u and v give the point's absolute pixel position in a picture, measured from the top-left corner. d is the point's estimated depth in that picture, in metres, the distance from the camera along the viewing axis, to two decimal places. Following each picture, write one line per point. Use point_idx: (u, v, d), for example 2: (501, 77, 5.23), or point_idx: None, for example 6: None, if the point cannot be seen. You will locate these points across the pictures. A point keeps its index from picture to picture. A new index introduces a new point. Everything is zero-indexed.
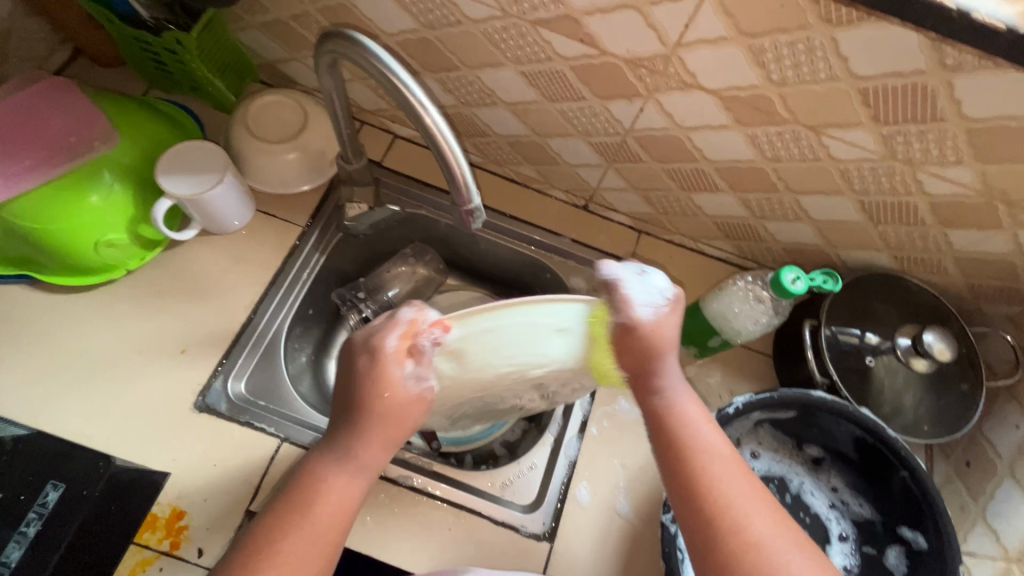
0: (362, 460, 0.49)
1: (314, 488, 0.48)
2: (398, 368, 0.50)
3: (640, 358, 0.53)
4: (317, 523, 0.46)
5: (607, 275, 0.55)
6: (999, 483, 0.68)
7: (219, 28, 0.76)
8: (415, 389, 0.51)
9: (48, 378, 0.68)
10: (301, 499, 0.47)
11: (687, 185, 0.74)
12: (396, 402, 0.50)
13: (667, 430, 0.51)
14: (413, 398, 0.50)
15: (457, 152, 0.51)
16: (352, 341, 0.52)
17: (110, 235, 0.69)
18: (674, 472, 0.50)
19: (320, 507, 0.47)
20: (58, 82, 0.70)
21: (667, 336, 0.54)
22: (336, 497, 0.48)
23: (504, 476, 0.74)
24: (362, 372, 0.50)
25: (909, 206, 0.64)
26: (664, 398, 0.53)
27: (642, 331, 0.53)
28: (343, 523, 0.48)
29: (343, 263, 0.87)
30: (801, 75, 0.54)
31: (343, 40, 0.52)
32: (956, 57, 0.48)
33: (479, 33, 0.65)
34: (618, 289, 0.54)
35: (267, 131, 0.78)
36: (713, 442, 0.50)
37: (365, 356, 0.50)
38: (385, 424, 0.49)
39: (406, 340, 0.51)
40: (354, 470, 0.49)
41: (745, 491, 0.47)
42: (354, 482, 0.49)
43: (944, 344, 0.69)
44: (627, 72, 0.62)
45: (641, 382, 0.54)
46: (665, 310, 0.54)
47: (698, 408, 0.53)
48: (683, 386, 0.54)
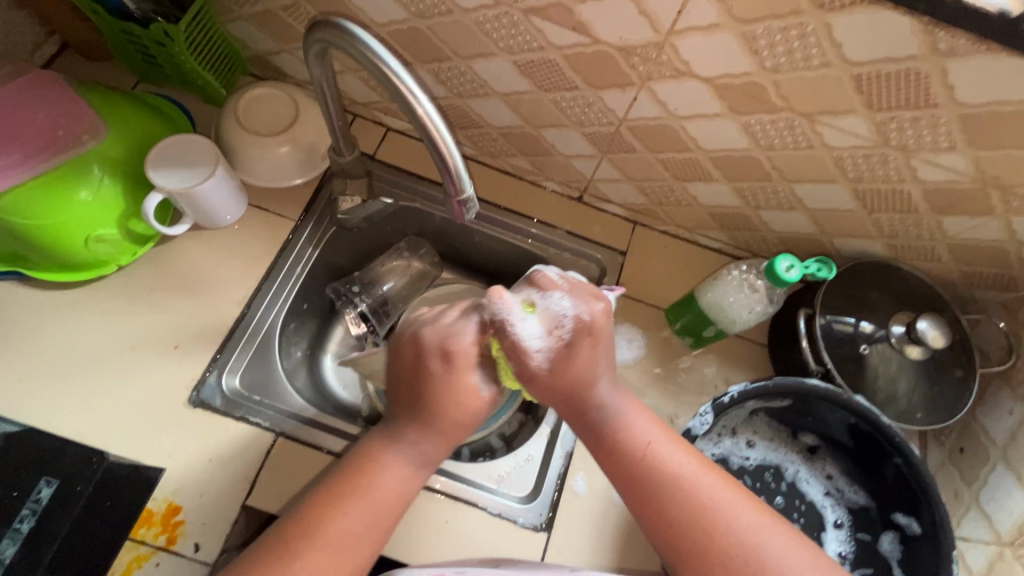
0: (425, 453, 0.52)
1: (374, 474, 0.50)
2: (475, 372, 0.53)
3: (572, 384, 0.54)
4: (374, 508, 0.49)
5: (495, 310, 0.54)
6: (992, 469, 0.69)
7: (208, 20, 0.75)
8: (488, 393, 0.54)
9: (39, 376, 0.68)
10: (361, 484, 0.50)
11: (681, 174, 0.73)
12: (468, 406, 0.53)
13: (618, 453, 0.52)
14: (485, 400, 0.54)
15: (448, 141, 0.51)
16: (421, 340, 0.54)
17: (100, 230, 0.69)
18: (636, 493, 0.51)
19: (377, 492, 0.49)
20: (44, 75, 0.69)
21: (577, 369, 0.54)
22: (393, 484, 0.50)
23: (499, 468, 0.75)
24: (436, 373, 0.53)
25: (903, 193, 0.64)
26: (608, 421, 0.54)
27: (551, 369, 0.54)
28: (395, 511, 0.50)
29: (336, 257, 0.86)
30: (794, 62, 0.54)
31: (332, 28, 0.51)
32: (949, 42, 0.48)
33: (470, 22, 0.65)
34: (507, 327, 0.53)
35: (258, 124, 0.77)
36: (664, 449, 0.52)
37: (439, 359, 0.53)
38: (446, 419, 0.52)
39: (481, 346, 0.54)
40: (412, 460, 0.51)
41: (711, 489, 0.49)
42: (410, 473, 0.51)
43: (938, 331, 0.69)
44: (620, 61, 0.61)
45: (580, 410, 0.54)
46: (557, 342, 0.54)
47: (643, 420, 0.54)
48: (623, 402, 0.55)
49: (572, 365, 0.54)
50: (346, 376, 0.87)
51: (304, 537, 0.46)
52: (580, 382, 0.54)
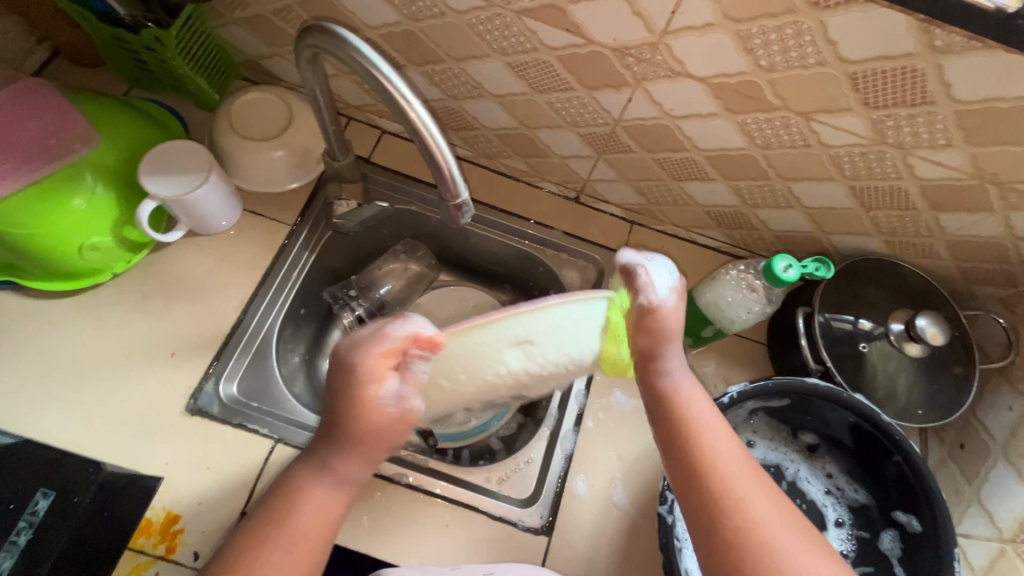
0: (339, 473, 0.48)
1: (295, 505, 0.47)
2: (376, 387, 0.46)
3: (650, 342, 0.54)
4: (298, 539, 0.46)
5: (625, 261, 0.57)
6: (993, 465, 0.69)
7: (200, 26, 0.75)
8: (394, 409, 0.47)
9: (36, 385, 0.67)
10: (282, 517, 0.46)
11: (677, 174, 0.73)
12: (370, 424, 0.46)
13: (669, 414, 0.52)
14: (390, 418, 0.47)
15: (442, 146, 0.50)
16: (334, 352, 0.49)
17: (93, 238, 0.68)
18: (680, 454, 0.50)
19: (297, 523, 0.46)
20: (33, 83, 0.68)
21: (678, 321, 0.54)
22: (317, 509, 0.47)
23: (501, 470, 0.74)
24: (340, 387, 0.47)
25: (900, 190, 0.64)
26: (670, 386, 0.54)
27: (655, 314, 0.53)
28: (322, 540, 0.47)
29: (333, 261, 0.86)
30: (789, 61, 0.54)
31: (323, 33, 0.51)
32: (945, 39, 0.48)
33: (463, 24, 0.64)
34: (637, 275, 0.55)
35: (252, 129, 0.77)
36: (712, 424, 0.52)
37: (343, 371, 0.47)
38: (357, 443, 0.47)
39: (390, 357, 0.47)
40: (329, 483, 0.48)
41: (747, 474, 0.48)
42: (331, 495, 0.48)
43: (937, 328, 0.68)
44: (614, 61, 0.61)
45: (645, 367, 0.55)
46: (674, 290, 0.55)
47: (701, 393, 0.54)
48: (688, 376, 0.55)
49: (671, 319, 0.54)
50: None
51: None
52: (662, 337, 0.54)
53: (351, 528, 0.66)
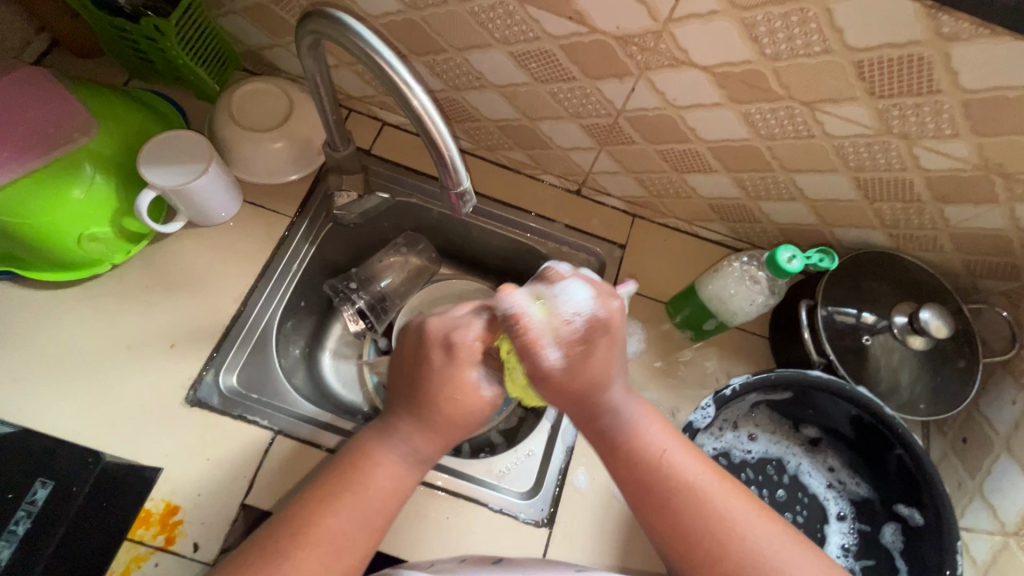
0: (418, 446, 0.53)
1: (367, 469, 0.51)
2: (476, 370, 0.52)
3: (582, 392, 0.53)
4: (369, 505, 0.50)
5: (506, 308, 0.53)
6: (996, 458, 0.68)
7: (201, 16, 0.74)
8: (488, 392, 0.53)
9: (35, 376, 0.67)
10: (353, 484, 0.50)
11: (680, 166, 0.73)
12: (466, 403, 0.52)
13: (626, 461, 0.53)
14: (484, 399, 0.53)
15: (444, 134, 0.50)
16: (426, 330, 0.53)
17: (92, 229, 0.68)
18: (648, 496, 0.51)
19: (370, 489, 0.50)
20: (30, 71, 0.68)
21: (579, 369, 0.52)
22: (389, 480, 0.51)
23: (501, 464, 0.74)
24: (436, 365, 0.52)
25: (904, 182, 0.63)
26: (622, 426, 0.53)
27: (556, 371, 0.52)
28: (388, 509, 0.51)
29: (333, 254, 0.85)
30: (795, 48, 0.53)
31: (324, 19, 0.50)
32: (952, 26, 0.47)
33: (465, 13, 0.64)
34: (518, 327, 0.52)
35: (251, 119, 0.76)
36: (675, 460, 0.52)
37: (443, 351, 0.52)
38: (447, 420, 0.52)
39: (486, 341, 0.53)
40: (406, 459, 0.52)
41: (723, 499, 0.50)
42: (403, 469, 0.52)
43: (940, 321, 0.68)
44: (617, 50, 0.60)
45: (591, 418, 0.54)
46: (564, 336, 0.52)
47: (658, 429, 0.54)
48: (634, 409, 0.54)
49: (579, 371, 0.52)
50: (346, 374, 0.87)
51: (307, 530, 0.47)
52: (594, 386, 0.53)
53: None
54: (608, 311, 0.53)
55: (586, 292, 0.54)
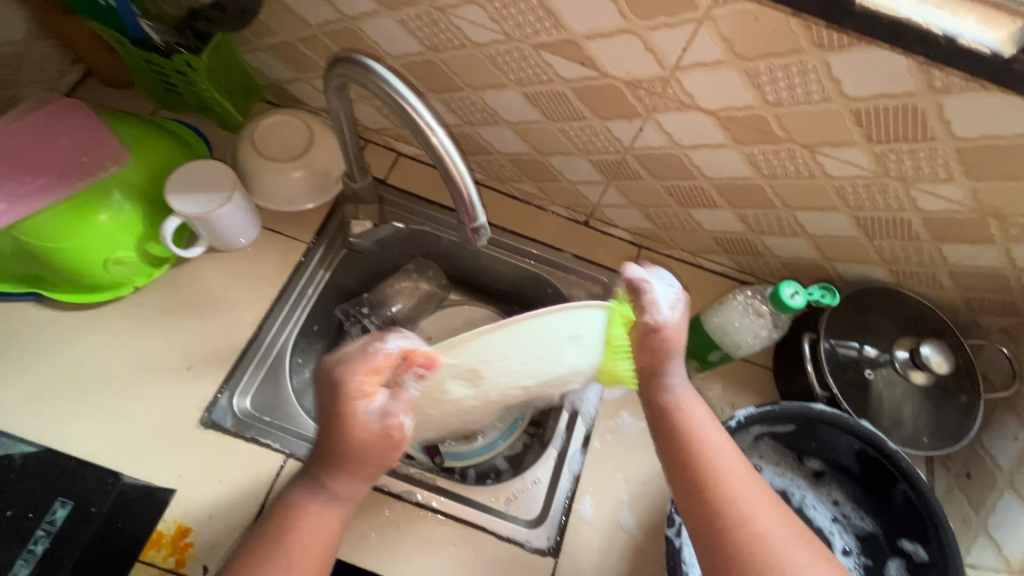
0: (331, 489, 0.49)
1: (288, 518, 0.48)
2: (363, 402, 0.48)
3: (652, 359, 0.56)
4: (294, 556, 0.47)
5: (631, 278, 0.56)
6: (1000, 495, 0.69)
7: (227, 50, 0.78)
8: (378, 425, 0.48)
9: (55, 395, 0.69)
10: (280, 533, 0.48)
11: (685, 201, 0.75)
12: (356, 440, 0.47)
13: (667, 425, 0.54)
14: (374, 434, 0.48)
15: (463, 172, 0.53)
16: (319, 372, 0.51)
17: (118, 252, 0.70)
18: (682, 464, 0.52)
19: (297, 541, 0.48)
20: (69, 103, 0.72)
21: (683, 341, 0.56)
22: (322, 525, 0.49)
23: (508, 491, 0.75)
24: (326, 404, 0.49)
25: (903, 221, 0.65)
26: (672, 397, 0.55)
27: (659, 334, 0.55)
28: (321, 553, 0.48)
29: (345, 278, 0.87)
30: (795, 96, 0.56)
31: (351, 63, 0.53)
32: (944, 80, 0.50)
33: (482, 56, 0.67)
34: (643, 292, 0.56)
35: (274, 150, 0.80)
36: (711, 432, 0.53)
37: (329, 388, 0.49)
38: (345, 459, 0.48)
39: (377, 373, 0.49)
40: (329, 503, 0.49)
41: (744, 477, 0.50)
42: (329, 510, 0.49)
43: (941, 356, 0.70)
44: (626, 93, 0.64)
45: (650, 380, 0.56)
46: (675, 304, 0.56)
47: (701, 405, 0.56)
48: (687, 386, 0.57)
49: (677, 334, 0.56)
50: None
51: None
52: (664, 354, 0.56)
53: (359, 546, 0.66)
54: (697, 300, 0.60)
55: (673, 277, 0.60)
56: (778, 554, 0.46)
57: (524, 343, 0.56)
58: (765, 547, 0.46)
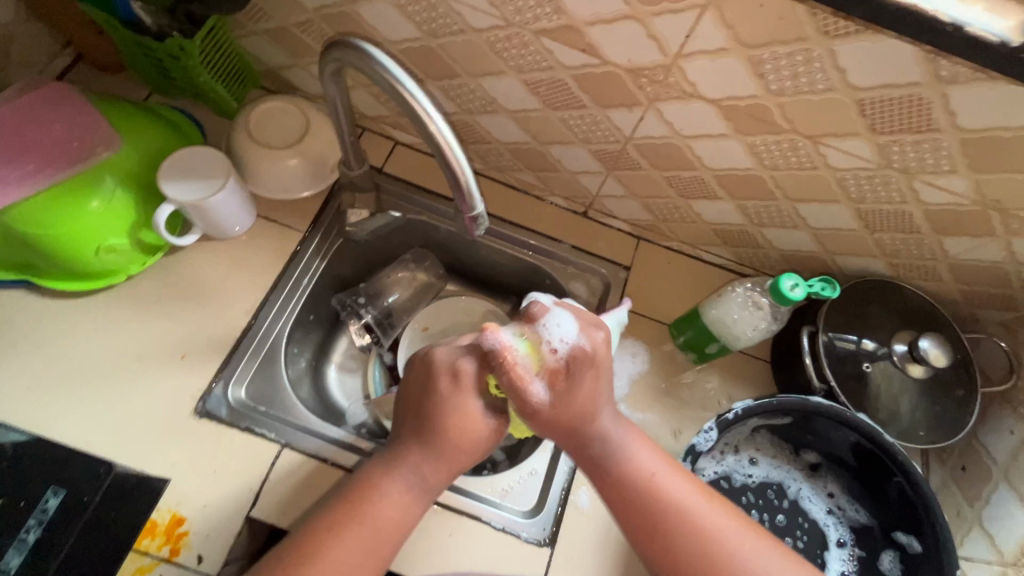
0: (424, 475, 0.55)
1: (372, 496, 0.53)
2: (476, 397, 0.56)
3: (576, 419, 0.56)
4: (369, 536, 0.52)
5: (490, 347, 0.55)
6: (994, 488, 0.69)
7: (222, 34, 0.76)
8: (489, 419, 0.57)
9: (47, 383, 0.68)
10: (358, 515, 0.52)
11: (685, 192, 0.75)
12: (469, 430, 0.56)
13: (616, 487, 0.55)
14: (490, 427, 0.57)
15: (461, 159, 0.52)
16: (432, 359, 0.58)
17: (110, 240, 0.69)
18: (640, 521, 0.54)
19: (372, 522, 0.52)
20: (59, 87, 0.71)
21: (595, 394, 0.56)
22: (398, 510, 0.54)
23: (503, 482, 0.75)
24: (443, 392, 0.56)
25: (904, 214, 0.65)
26: (612, 454, 0.56)
27: (548, 409, 0.55)
28: (393, 535, 0.53)
29: (341, 267, 0.86)
30: (799, 86, 0.56)
31: (348, 48, 0.52)
32: (950, 70, 0.49)
33: (481, 42, 0.66)
34: (502, 363, 0.54)
35: (269, 137, 0.78)
36: (664, 482, 0.55)
37: (448, 377, 0.56)
38: (451, 450, 0.55)
39: (486, 368, 0.57)
40: (411, 489, 0.54)
41: (712, 517, 0.53)
42: (408, 497, 0.54)
43: (939, 350, 0.69)
44: (628, 82, 0.63)
45: (585, 445, 0.56)
46: (543, 370, 0.56)
47: (643, 452, 0.57)
48: (623, 436, 0.57)
49: (569, 404, 0.55)
50: (351, 387, 0.88)
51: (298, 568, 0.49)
52: (583, 415, 0.56)
53: None
54: (597, 344, 0.57)
55: (570, 321, 0.57)
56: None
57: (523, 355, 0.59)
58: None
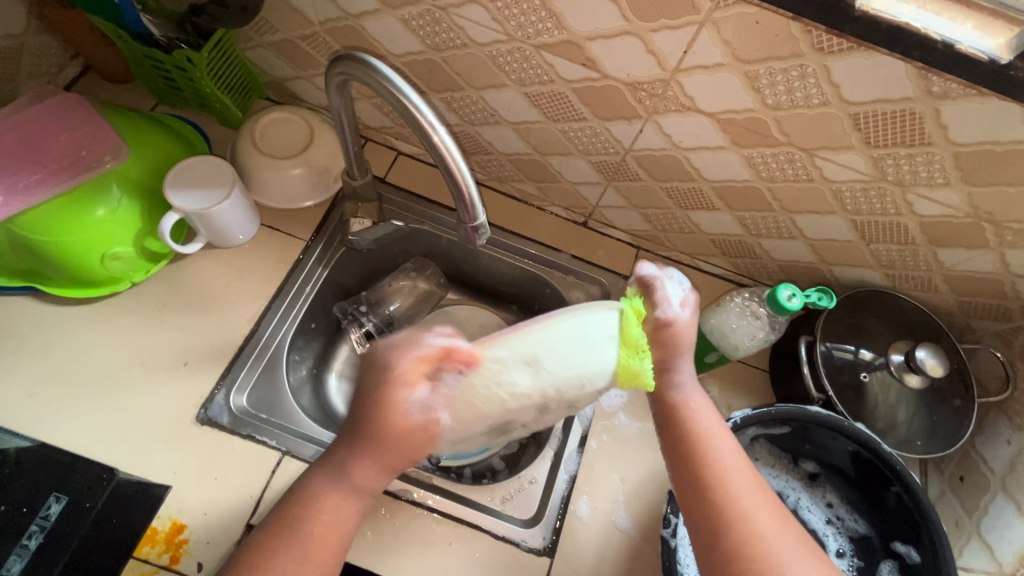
0: (353, 476, 0.50)
1: (310, 505, 0.49)
2: (407, 391, 0.49)
3: (664, 354, 0.56)
4: (310, 545, 0.48)
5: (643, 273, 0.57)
6: (992, 498, 0.69)
7: (229, 49, 0.78)
8: (418, 417, 0.49)
9: (50, 389, 0.69)
10: (297, 525, 0.49)
11: (684, 203, 0.76)
12: (396, 426, 0.49)
13: (675, 422, 0.55)
14: (415, 424, 0.49)
15: (464, 170, 0.53)
16: (373, 352, 0.52)
17: (116, 248, 0.70)
18: (686, 461, 0.53)
19: (314, 533, 0.49)
20: (68, 98, 0.72)
21: (691, 337, 0.57)
22: (341, 514, 0.50)
23: (503, 490, 0.75)
24: (374, 384, 0.50)
25: (899, 226, 0.66)
26: (681, 396, 0.56)
27: (665, 331, 0.55)
28: (334, 546, 0.49)
29: (343, 276, 0.87)
30: (794, 100, 0.57)
31: (354, 61, 0.53)
32: (942, 86, 0.50)
33: (484, 56, 0.67)
34: (657, 285, 0.56)
35: (274, 147, 0.79)
36: (717, 435, 0.54)
37: (380, 369, 0.50)
38: (379, 446, 0.49)
39: (424, 364, 0.49)
40: (351, 495, 0.50)
41: (747, 484, 0.51)
42: (348, 501, 0.50)
43: (936, 360, 0.70)
44: (627, 95, 0.64)
45: (660, 380, 0.57)
46: (687, 301, 0.57)
47: (710, 409, 0.56)
48: (696, 387, 0.57)
49: (680, 335, 0.56)
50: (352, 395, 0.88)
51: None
52: (674, 352, 0.56)
53: (355, 545, 0.66)
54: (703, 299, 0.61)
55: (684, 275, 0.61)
56: (771, 554, 0.47)
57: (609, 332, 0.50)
58: (762, 546, 0.48)
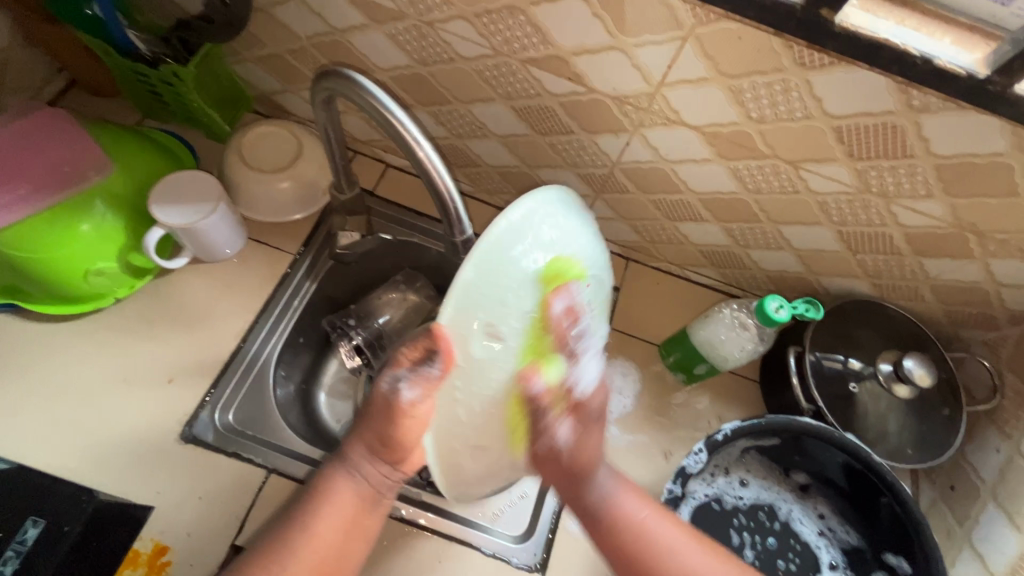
0: (350, 460, 0.59)
1: (324, 490, 0.57)
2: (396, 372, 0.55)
3: (564, 473, 0.55)
4: (311, 540, 0.55)
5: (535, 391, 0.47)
6: (983, 508, 0.69)
7: (217, 61, 0.78)
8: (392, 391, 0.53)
9: (31, 408, 0.67)
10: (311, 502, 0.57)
11: (672, 214, 0.76)
12: (377, 399, 0.56)
13: (613, 537, 0.56)
14: (386, 398, 0.54)
15: (449, 184, 0.53)
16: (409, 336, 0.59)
17: (99, 264, 0.69)
18: (632, 562, 0.55)
19: (325, 513, 0.56)
20: (50, 112, 0.71)
21: (598, 448, 0.55)
22: (350, 497, 0.58)
23: (493, 506, 0.72)
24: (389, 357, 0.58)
25: (884, 236, 0.66)
26: (604, 500, 0.56)
27: (563, 451, 0.53)
28: (335, 545, 0.56)
29: (332, 289, 0.86)
30: (778, 114, 0.57)
31: (338, 76, 0.53)
32: (922, 99, 0.51)
33: (470, 70, 0.67)
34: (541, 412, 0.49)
35: (261, 161, 0.79)
36: (653, 527, 0.56)
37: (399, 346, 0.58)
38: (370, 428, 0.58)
39: (417, 350, 0.55)
40: (359, 481, 0.58)
41: (689, 558, 0.55)
42: (350, 487, 0.58)
43: (923, 369, 0.70)
44: (613, 109, 0.64)
45: (578, 494, 0.56)
46: (567, 409, 0.52)
47: (631, 498, 0.57)
48: (615, 483, 0.57)
49: (579, 454, 0.54)
50: (341, 411, 0.87)
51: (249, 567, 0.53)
52: (586, 466, 0.55)
53: None
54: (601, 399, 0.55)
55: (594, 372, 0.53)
56: None
57: (556, 213, 0.49)
58: None
